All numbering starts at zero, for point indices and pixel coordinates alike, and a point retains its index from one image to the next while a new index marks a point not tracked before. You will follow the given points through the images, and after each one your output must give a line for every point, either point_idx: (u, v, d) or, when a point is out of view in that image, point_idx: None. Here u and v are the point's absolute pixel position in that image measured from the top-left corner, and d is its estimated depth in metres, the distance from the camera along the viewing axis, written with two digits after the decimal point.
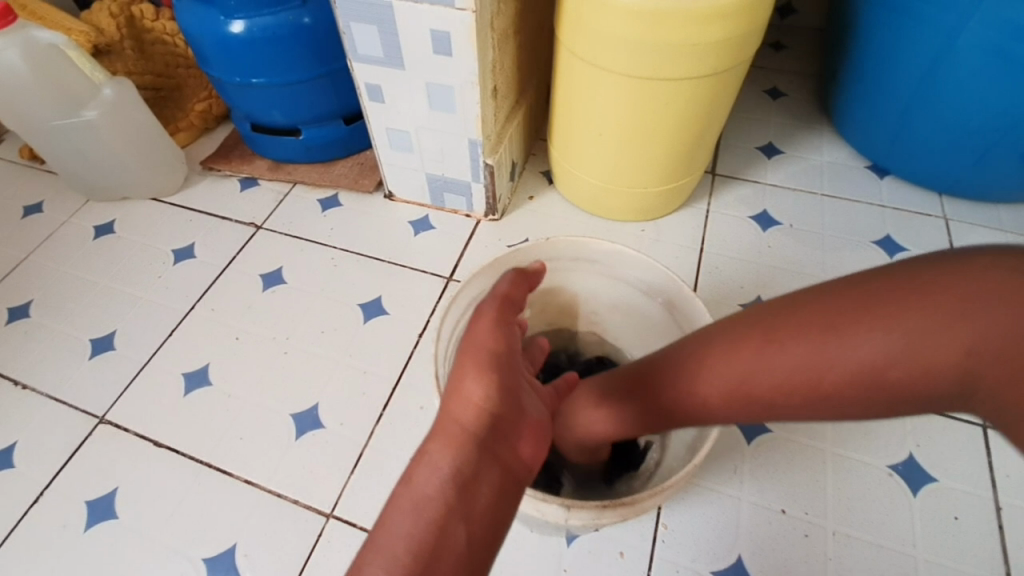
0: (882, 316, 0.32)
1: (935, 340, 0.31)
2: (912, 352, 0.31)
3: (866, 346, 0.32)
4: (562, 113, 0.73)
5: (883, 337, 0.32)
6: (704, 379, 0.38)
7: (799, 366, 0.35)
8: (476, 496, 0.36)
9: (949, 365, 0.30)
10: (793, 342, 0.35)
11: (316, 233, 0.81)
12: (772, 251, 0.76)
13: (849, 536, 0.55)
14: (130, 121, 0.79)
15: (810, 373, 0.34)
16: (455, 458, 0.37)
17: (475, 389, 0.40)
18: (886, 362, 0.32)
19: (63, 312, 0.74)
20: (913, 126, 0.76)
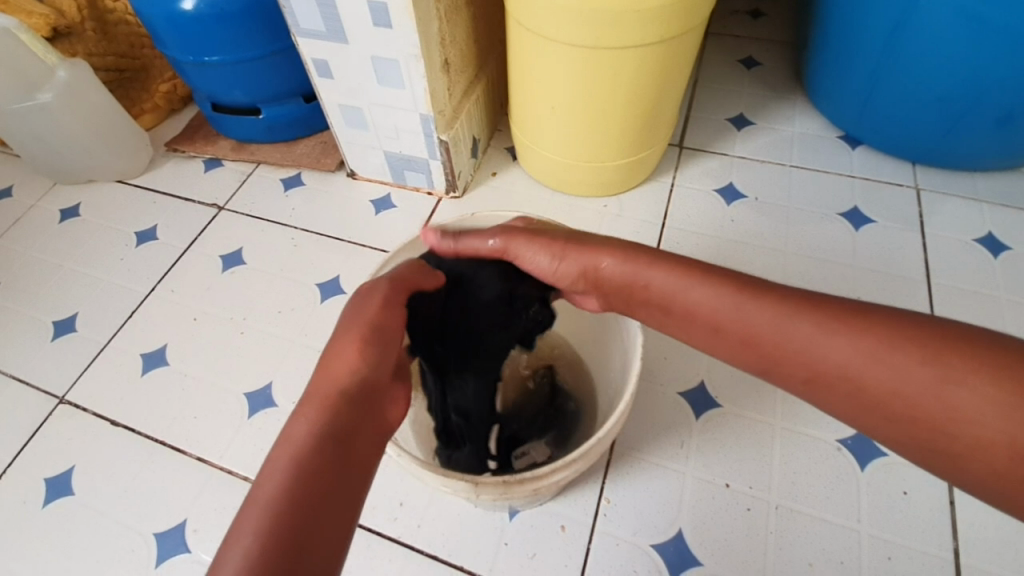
0: (892, 337, 0.32)
1: (894, 362, 0.32)
2: (879, 385, 0.32)
3: (795, 326, 0.35)
4: (517, 85, 0.71)
5: (866, 359, 0.33)
6: (689, 292, 0.39)
7: (763, 329, 0.36)
8: (352, 453, 0.33)
9: (860, 378, 0.33)
10: (778, 308, 0.36)
11: (277, 213, 0.80)
12: (734, 226, 0.74)
13: (792, 510, 0.55)
14: (88, 102, 0.79)
15: (764, 341, 0.36)
16: (316, 414, 0.34)
17: (341, 350, 0.37)
18: (796, 334, 0.35)
19: (28, 295, 0.75)
20: (880, 92, 0.73)
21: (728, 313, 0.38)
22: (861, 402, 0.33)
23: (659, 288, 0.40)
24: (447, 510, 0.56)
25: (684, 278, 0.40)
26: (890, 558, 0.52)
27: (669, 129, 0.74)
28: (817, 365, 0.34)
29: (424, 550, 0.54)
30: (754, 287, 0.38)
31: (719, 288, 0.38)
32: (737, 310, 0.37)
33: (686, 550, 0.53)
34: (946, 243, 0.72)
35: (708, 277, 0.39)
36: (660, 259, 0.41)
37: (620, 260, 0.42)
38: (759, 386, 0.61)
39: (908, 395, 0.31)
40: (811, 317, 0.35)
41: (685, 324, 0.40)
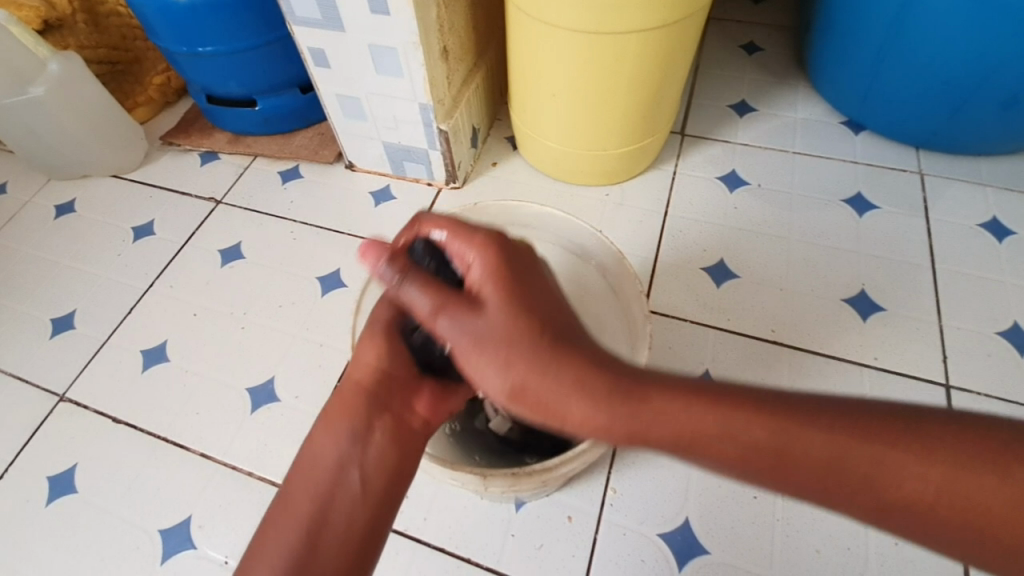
0: (966, 457, 0.27)
1: (974, 484, 0.27)
2: (962, 510, 0.27)
3: (855, 452, 0.28)
4: (517, 72, 0.70)
5: (943, 482, 0.27)
6: (716, 427, 0.30)
7: (815, 461, 0.29)
8: (370, 454, 0.37)
9: (938, 505, 0.27)
10: (818, 433, 0.29)
11: (276, 206, 0.79)
12: (738, 213, 0.74)
13: (800, 497, 0.54)
14: (81, 96, 0.78)
15: (821, 475, 0.29)
16: (342, 428, 0.37)
17: (360, 352, 0.41)
18: (854, 462, 0.28)
19: (25, 292, 0.75)
20: (884, 76, 0.72)
21: (763, 455, 0.29)
22: (936, 524, 0.28)
23: (672, 425, 0.30)
24: (453, 501, 0.56)
25: (700, 413, 0.30)
26: (897, 543, 0.52)
27: (671, 116, 0.73)
28: (880, 493, 0.28)
29: (431, 542, 0.54)
30: (779, 410, 0.30)
31: (740, 421, 0.29)
32: (778, 448, 0.29)
33: (693, 539, 0.53)
34: (951, 228, 0.71)
35: (719, 403, 0.30)
36: (657, 392, 0.31)
37: (597, 398, 0.31)
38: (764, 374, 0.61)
39: (1000, 522, 0.27)
40: (857, 442, 0.28)
41: (712, 465, 0.30)
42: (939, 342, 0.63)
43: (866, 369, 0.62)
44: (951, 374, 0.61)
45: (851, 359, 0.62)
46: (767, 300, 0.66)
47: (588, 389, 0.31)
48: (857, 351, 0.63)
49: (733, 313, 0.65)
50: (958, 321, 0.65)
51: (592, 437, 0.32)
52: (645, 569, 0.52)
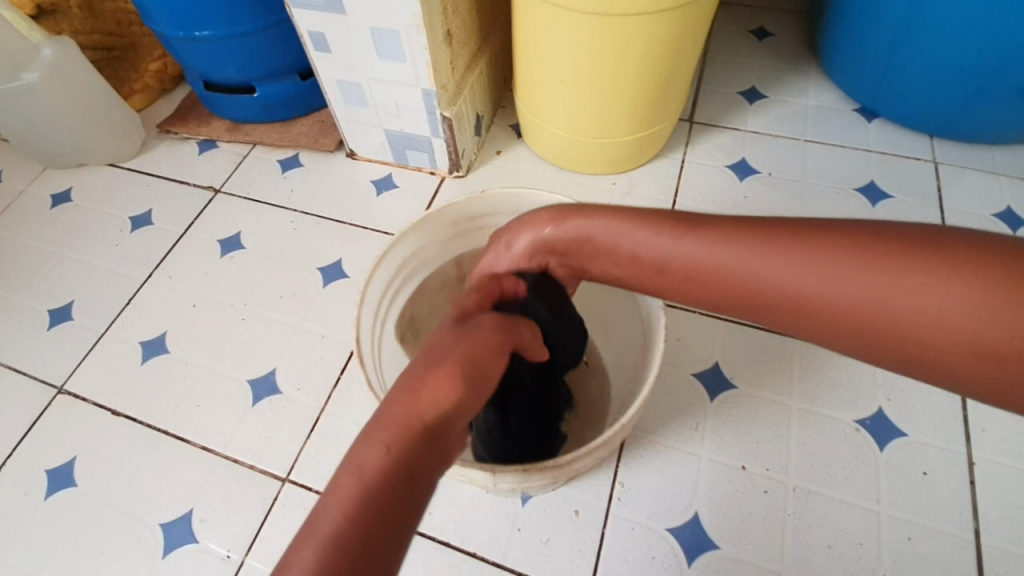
0: (886, 258, 0.29)
1: (906, 288, 0.28)
2: (884, 315, 0.29)
3: (769, 259, 0.32)
4: (522, 57, 0.68)
5: (852, 281, 0.29)
6: (655, 244, 0.36)
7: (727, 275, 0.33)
8: (423, 514, 0.30)
9: (868, 310, 0.29)
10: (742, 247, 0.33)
11: (276, 195, 0.78)
12: (747, 202, 0.72)
13: (810, 492, 0.54)
14: (75, 81, 0.76)
15: (736, 289, 0.33)
16: (396, 452, 0.30)
17: (446, 378, 0.33)
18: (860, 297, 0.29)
19: (21, 282, 0.73)
20: (899, 62, 0.70)
21: (693, 266, 0.35)
22: (858, 337, 0.30)
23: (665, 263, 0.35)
24: (458, 496, 0.55)
25: (627, 229, 0.37)
26: (910, 538, 0.51)
27: (680, 102, 0.71)
28: (799, 302, 0.31)
29: (436, 537, 0.53)
30: (718, 228, 0.34)
31: (656, 234, 0.36)
32: (768, 283, 0.32)
33: (702, 533, 0.52)
34: (964, 218, 0.70)
35: (652, 224, 0.36)
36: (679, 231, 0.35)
37: (558, 227, 0.40)
38: (775, 366, 0.60)
39: (909, 315, 0.28)
40: (860, 271, 0.29)
41: (652, 284, 0.37)
42: None
43: None
44: None
45: None
46: None
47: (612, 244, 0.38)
48: None
49: None
50: None
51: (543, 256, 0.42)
52: (655, 565, 0.51)
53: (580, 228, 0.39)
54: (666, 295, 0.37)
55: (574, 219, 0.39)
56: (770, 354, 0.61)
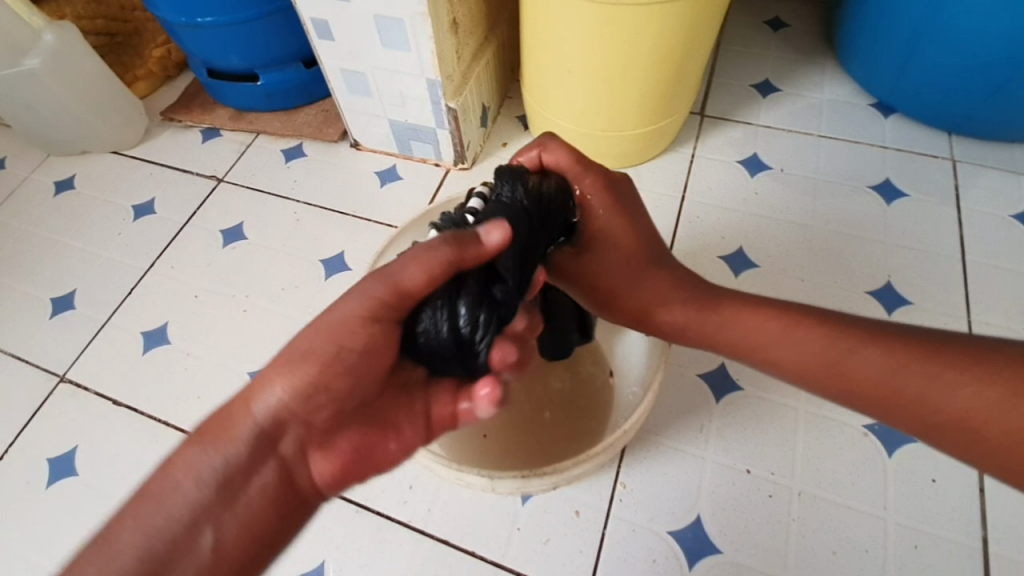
0: (968, 369, 0.37)
1: (976, 393, 0.36)
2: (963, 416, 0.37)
3: (900, 377, 0.39)
4: (530, 47, 0.66)
5: (956, 390, 0.37)
6: (771, 329, 0.44)
7: (861, 376, 0.40)
8: (225, 518, 0.34)
9: (969, 419, 0.36)
10: (860, 376, 0.40)
11: (279, 186, 0.77)
12: (759, 198, 0.70)
13: (816, 496, 0.53)
14: (77, 67, 0.75)
15: (863, 384, 0.40)
16: (242, 449, 0.35)
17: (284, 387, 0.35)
18: (891, 381, 0.39)
19: (24, 270, 0.73)
20: (922, 54, 0.68)
21: (821, 360, 0.41)
22: (937, 424, 0.38)
23: (741, 341, 0.45)
24: (458, 494, 0.54)
25: (764, 363, 0.45)
26: (916, 546, 0.50)
27: (692, 94, 0.70)
28: (893, 392, 0.39)
29: (435, 535, 0.53)
30: (833, 332, 0.42)
31: (800, 330, 0.43)
32: (887, 375, 0.39)
33: (705, 537, 0.51)
34: (983, 219, 0.68)
35: (796, 321, 0.43)
36: (730, 308, 0.46)
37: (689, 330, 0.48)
38: None
39: (984, 414, 0.36)
40: (937, 376, 0.38)
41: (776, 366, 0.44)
42: None
43: None
44: None
45: None
46: (787, 293, 0.63)
47: (673, 312, 0.48)
48: None
49: None
50: (988, 317, 0.62)
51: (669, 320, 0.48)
52: (656, 567, 0.50)
53: (719, 336, 0.46)
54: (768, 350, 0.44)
55: (704, 319, 0.47)
56: None
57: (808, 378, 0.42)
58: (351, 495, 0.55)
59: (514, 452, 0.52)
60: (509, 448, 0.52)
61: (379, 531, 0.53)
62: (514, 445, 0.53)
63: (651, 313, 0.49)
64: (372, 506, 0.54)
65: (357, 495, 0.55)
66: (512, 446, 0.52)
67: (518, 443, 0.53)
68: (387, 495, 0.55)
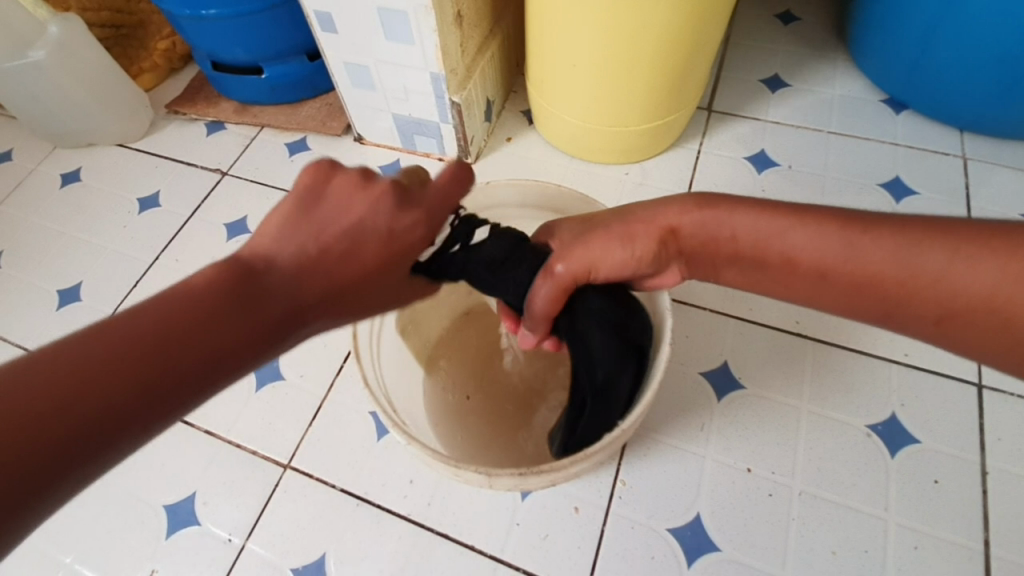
0: (992, 244, 0.32)
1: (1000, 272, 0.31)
2: (990, 299, 0.32)
3: (916, 258, 0.33)
4: (535, 41, 0.66)
5: (983, 270, 0.32)
6: (782, 223, 0.37)
7: (876, 263, 0.34)
8: None
9: (995, 304, 0.31)
10: (873, 259, 0.34)
11: (283, 179, 0.77)
12: (765, 196, 0.70)
13: (816, 496, 0.52)
14: (83, 60, 0.75)
15: (878, 275, 0.34)
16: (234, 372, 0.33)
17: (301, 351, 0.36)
18: (908, 266, 0.34)
19: (31, 262, 0.74)
20: (935, 47, 0.66)
21: (833, 247, 0.36)
22: (959, 314, 0.33)
23: (751, 233, 0.38)
24: (458, 488, 0.55)
25: (776, 257, 0.38)
26: (917, 547, 0.50)
27: (699, 88, 0.69)
28: (911, 279, 0.34)
29: (435, 528, 0.53)
30: (844, 219, 0.36)
31: (810, 222, 0.36)
32: (903, 260, 0.34)
33: (703, 535, 0.51)
34: (993, 218, 0.67)
35: (805, 213, 0.37)
36: (740, 205, 0.39)
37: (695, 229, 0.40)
38: (787, 367, 0.58)
39: (1008, 296, 0.31)
40: (961, 257, 0.32)
41: (786, 264, 0.37)
42: None
43: (895, 364, 0.58)
44: (985, 373, 0.57)
45: (880, 354, 0.59)
46: None
47: (686, 214, 0.40)
48: (886, 346, 0.59)
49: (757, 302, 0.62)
50: None
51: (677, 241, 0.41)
52: (654, 564, 0.51)
53: (727, 230, 0.39)
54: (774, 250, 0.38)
55: (709, 213, 0.39)
56: (781, 354, 0.59)
57: (824, 267, 0.36)
58: (352, 488, 0.55)
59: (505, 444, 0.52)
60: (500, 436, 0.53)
61: (379, 523, 0.54)
62: (507, 437, 0.53)
63: (662, 220, 0.41)
64: (373, 499, 0.55)
65: (357, 489, 0.55)
66: (503, 433, 0.53)
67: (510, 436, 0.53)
68: (388, 489, 0.55)
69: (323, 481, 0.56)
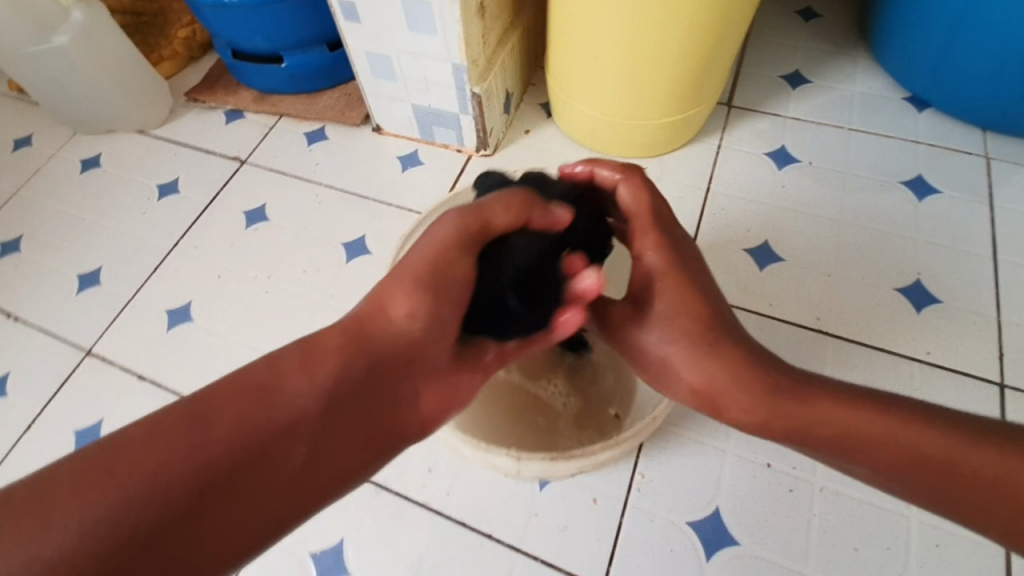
0: (979, 438, 0.33)
1: (996, 456, 0.33)
2: (989, 478, 0.32)
3: (915, 437, 0.34)
4: (557, 33, 0.66)
5: (983, 456, 0.33)
6: (783, 388, 0.37)
7: (881, 442, 0.35)
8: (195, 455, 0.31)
9: (995, 478, 0.32)
10: (872, 435, 0.35)
11: (301, 168, 0.77)
12: (786, 191, 0.69)
13: (837, 493, 0.52)
14: (105, 46, 0.76)
15: (882, 455, 0.35)
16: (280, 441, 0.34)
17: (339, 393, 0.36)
18: (912, 449, 0.34)
19: (52, 246, 0.75)
20: (960, 46, 0.66)
21: (836, 421, 0.36)
22: (958, 491, 0.33)
23: (759, 392, 0.37)
24: (476, 478, 0.55)
25: (782, 420, 0.37)
26: (938, 545, 0.50)
27: (722, 82, 0.68)
28: (915, 456, 0.34)
29: (453, 516, 0.53)
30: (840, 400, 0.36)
31: (812, 399, 0.37)
32: (902, 436, 0.34)
33: (723, 528, 0.51)
34: (1016, 218, 0.66)
35: (807, 390, 0.37)
36: (740, 356, 0.38)
37: (700, 370, 0.38)
38: (807, 362, 0.58)
39: (1010, 477, 0.32)
40: (956, 441, 0.34)
41: (789, 429, 0.37)
42: (997, 341, 0.59)
43: (916, 363, 0.58)
44: (1007, 373, 0.57)
45: (901, 351, 0.58)
46: (812, 287, 0.63)
47: (694, 358, 0.38)
48: (907, 344, 0.59)
49: (776, 298, 0.62)
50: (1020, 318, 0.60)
51: (691, 383, 0.39)
52: (673, 557, 0.50)
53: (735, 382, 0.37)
54: (780, 415, 0.37)
55: (714, 357, 0.38)
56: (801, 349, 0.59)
57: (831, 439, 0.36)
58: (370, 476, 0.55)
59: (518, 429, 0.52)
60: (513, 423, 0.52)
61: (397, 511, 0.54)
62: (521, 425, 0.52)
63: (671, 357, 0.39)
64: (391, 486, 0.55)
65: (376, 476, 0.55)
66: (514, 422, 0.52)
67: (524, 424, 0.52)
68: (406, 476, 0.55)
69: None
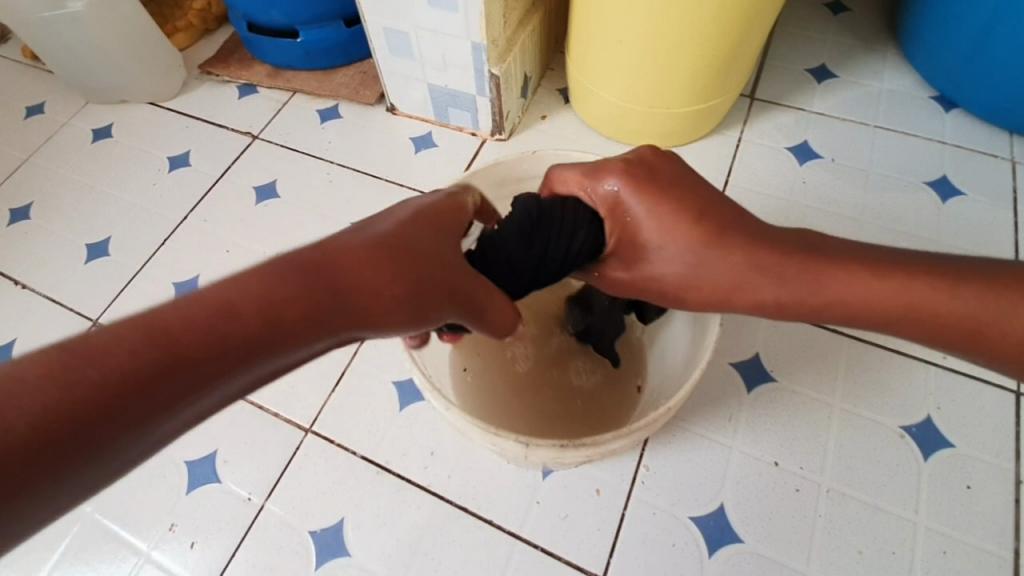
0: (944, 282, 0.36)
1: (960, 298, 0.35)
2: (966, 327, 0.35)
3: (893, 292, 0.36)
4: (580, 16, 0.64)
5: (956, 304, 0.35)
6: (770, 280, 0.38)
7: (867, 304, 0.37)
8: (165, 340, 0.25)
9: (972, 323, 0.35)
10: (856, 295, 0.37)
11: (314, 146, 0.76)
12: (806, 188, 0.68)
13: (844, 495, 0.51)
14: (121, 14, 0.75)
15: (870, 315, 0.37)
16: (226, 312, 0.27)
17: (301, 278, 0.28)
18: (898, 304, 0.36)
19: (61, 214, 0.74)
20: (995, 43, 0.63)
21: (826, 297, 0.37)
22: (943, 336, 0.36)
23: (757, 294, 0.38)
24: (478, 464, 0.54)
25: (776, 307, 0.39)
26: (945, 552, 0.49)
27: (746, 73, 0.67)
28: (903, 312, 0.36)
29: (455, 501, 0.53)
30: (821, 269, 0.37)
31: (794, 277, 0.37)
32: (883, 300, 0.36)
33: (727, 526, 0.51)
34: None
35: (792, 266, 0.38)
36: (727, 260, 0.38)
37: (696, 279, 0.39)
38: (820, 362, 0.57)
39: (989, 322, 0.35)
40: (930, 290, 0.36)
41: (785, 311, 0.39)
42: None
43: (932, 367, 0.56)
44: None
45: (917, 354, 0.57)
46: None
47: (691, 269, 0.39)
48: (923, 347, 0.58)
49: None
50: None
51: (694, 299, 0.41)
52: (675, 552, 0.50)
53: (731, 289, 0.39)
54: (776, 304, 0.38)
55: (704, 262, 0.39)
56: (815, 348, 0.58)
57: (821, 310, 0.38)
58: (373, 456, 0.55)
59: (528, 418, 0.52)
60: (523, 413, 0.52)
61: (399, 492, 0.53)
62: (531, 414, 0.52)
63: (676, 278, 0.40)
64: (393, 468, 0.54)
65: (378, 457, 0.55)
66: (524, 412, 0.52)
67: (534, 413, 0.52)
68: (409, 459, 0.55)
69: (344, 447, 0.56)
